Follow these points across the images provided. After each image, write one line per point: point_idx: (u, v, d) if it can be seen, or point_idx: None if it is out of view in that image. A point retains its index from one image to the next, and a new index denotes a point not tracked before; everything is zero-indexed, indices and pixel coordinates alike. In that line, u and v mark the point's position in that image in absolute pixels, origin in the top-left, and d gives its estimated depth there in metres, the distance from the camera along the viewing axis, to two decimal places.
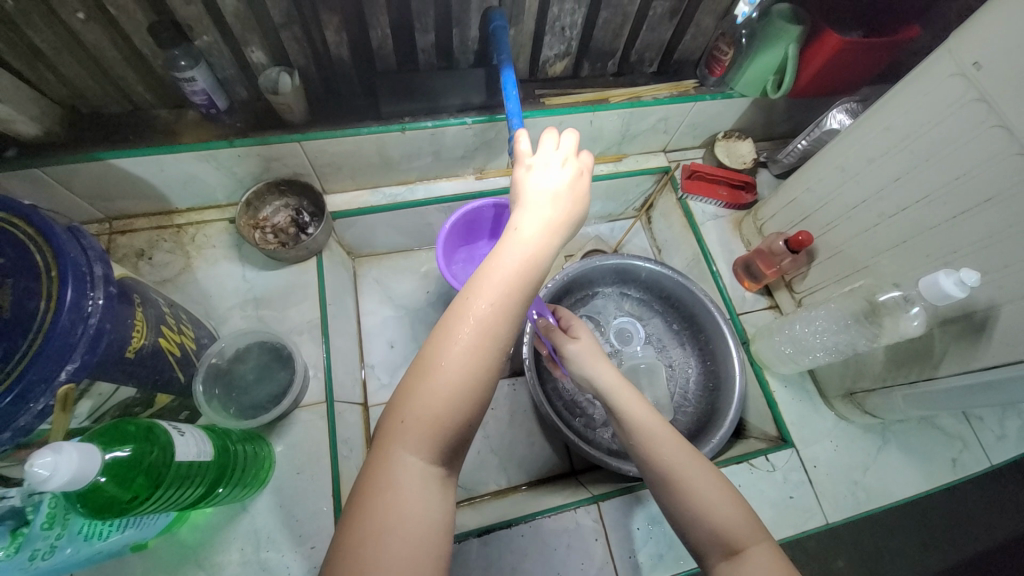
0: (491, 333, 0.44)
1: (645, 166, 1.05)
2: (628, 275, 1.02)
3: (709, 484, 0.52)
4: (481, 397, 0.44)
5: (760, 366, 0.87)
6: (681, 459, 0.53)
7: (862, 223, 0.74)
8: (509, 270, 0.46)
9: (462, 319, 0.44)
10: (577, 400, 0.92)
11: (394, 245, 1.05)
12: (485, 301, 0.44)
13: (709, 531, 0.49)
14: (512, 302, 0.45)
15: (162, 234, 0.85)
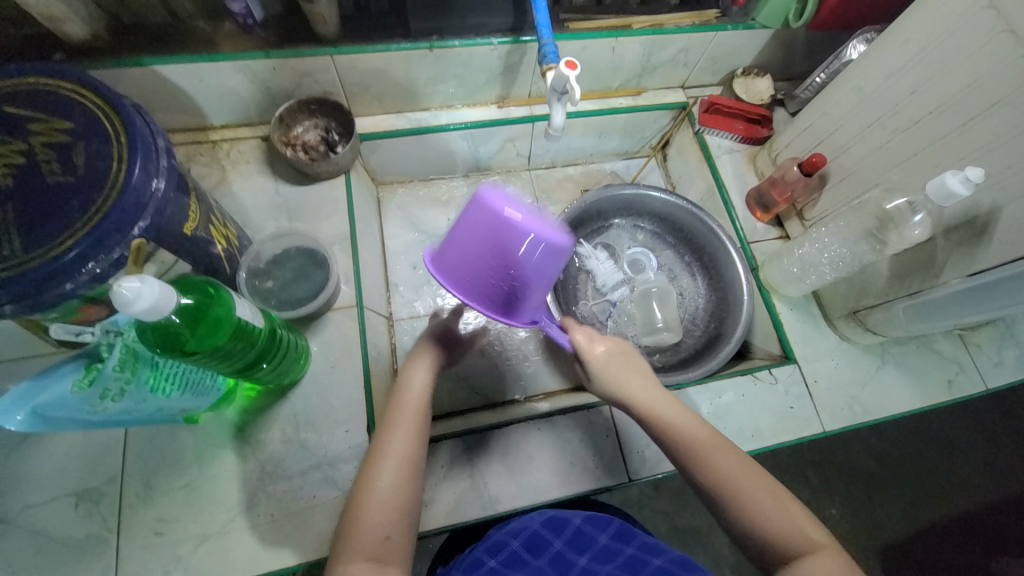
0: (406, 459, 0.59)
1: (664, 101, 1.07)
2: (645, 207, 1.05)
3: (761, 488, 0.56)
4: (406, 499, 0.57)
5: (768, 291, 0.91)
6: (733, 462, 0.58)
7: (875, 143, 0.76)
8: (410, 399, 0.64)
9: (375, 471, 0.58)
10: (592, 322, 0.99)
11: (416, 172, 1.09)
12: (384, 460, 0.59)
13: (769, 541, 0.54)
14: (407, 444, 0.60)
15: (199, 149, 0.89)
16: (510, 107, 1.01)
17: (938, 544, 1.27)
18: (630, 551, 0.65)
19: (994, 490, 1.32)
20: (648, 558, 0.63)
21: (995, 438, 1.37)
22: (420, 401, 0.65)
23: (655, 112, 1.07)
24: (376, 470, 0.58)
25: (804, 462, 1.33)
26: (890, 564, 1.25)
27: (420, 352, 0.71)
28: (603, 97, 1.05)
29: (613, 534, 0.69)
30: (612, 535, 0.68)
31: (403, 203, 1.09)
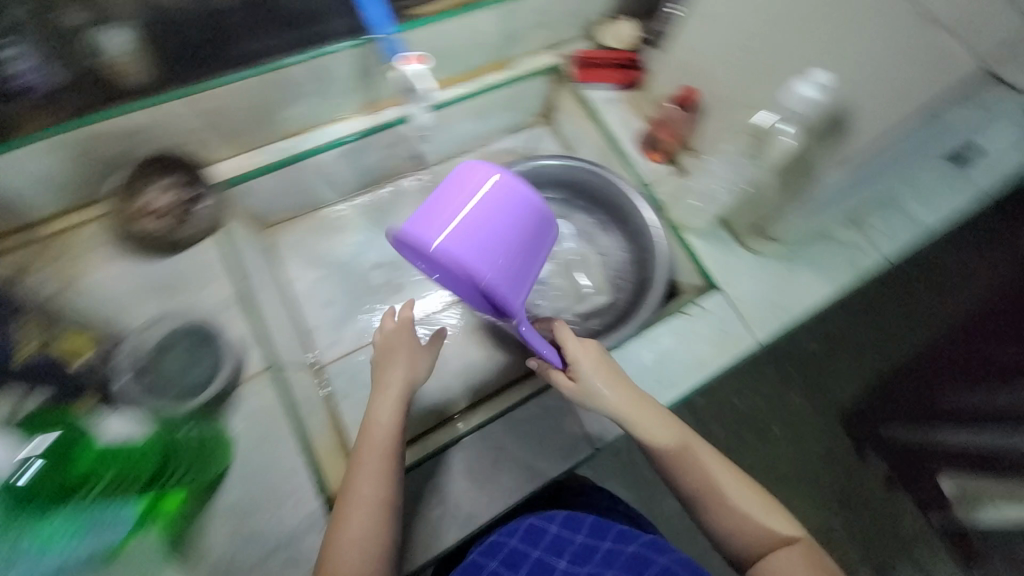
0: (375, 499, 0.64)
1: (536, 65, 1.03)
2: (545, 178, 1.04)
3: (741, 500, 0.70)
4: (382, 527, 0.64)
5: (679, 228, 0.94)
6: (709, 461, 0.72)
7: (733, 62, 0.78)
8: (375, 441, 0.68)
9: (351, 511, 0.63)
10: (526, 307, 0.99)
11: (302, 206, 0.98)
12: (361, 504, 0.63)
13: (735, 531, 0.68)
14: (377, 487, 0.65)
15: (34, 248, 0.77)
16: (382, 111, 0.92)
17: (895, 396, 1.38)
18: (606, 546, 0.73)
19: (932, 332, 1.41)
20: (623, 548, 0.72)
21: (925, 283, 1.45)
22: (388, 443, 0.69)
23: (529, 80, 1.04)
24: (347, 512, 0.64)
25: (758, 367, 1.44)
26: (849, 427, 1.42)
27: (381, 385, 0.74)
28: (475, 77, 1.00)
29: (589, 530, 0.76)
30: (587, 532, 0.76)
31: (297, 241, 0.99)
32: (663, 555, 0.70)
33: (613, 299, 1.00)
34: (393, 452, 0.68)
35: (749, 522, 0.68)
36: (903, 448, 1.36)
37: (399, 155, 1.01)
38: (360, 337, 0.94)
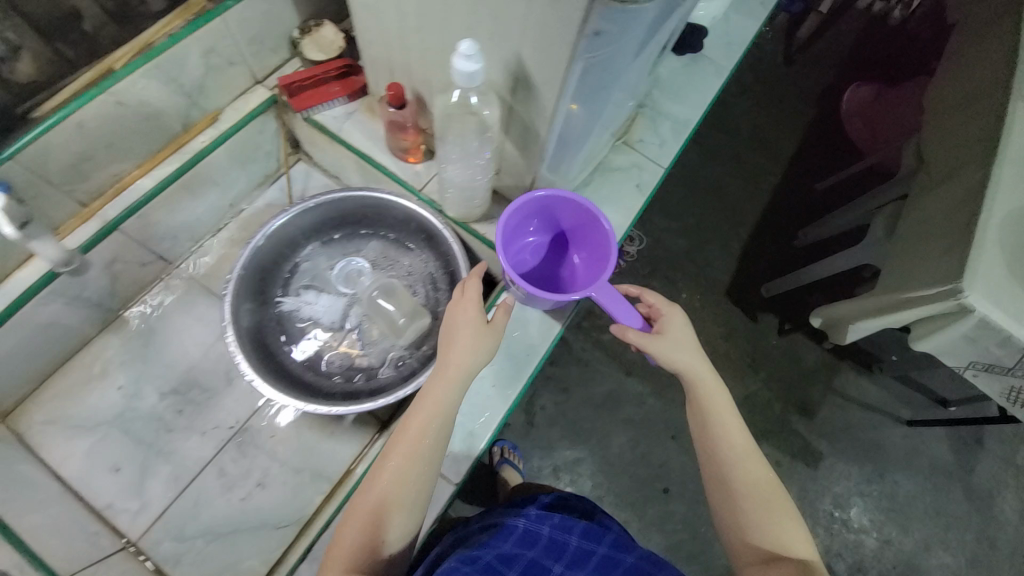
0: (380, 522, 0.57)
1: (251, 108, 0.91)
2: (311, 222, 0.93)
3: (771, 512, 0.58)
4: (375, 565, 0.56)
5: (463, 223, 0.90)
6: (741, 442, 0.62)
7: (417, 46, 0.71)
8: (403, 449, 0.60)
9: (366, 533, 0.56)
10: (348, 363, 0.91)
11: (36, 374, 0.81)
12: (355, 520, 0.58)
13: (749, 521, 0.58)
14: (387, 502, 0.58)
15: None
16: (71, 234, 0.78)
17: (757, 258, 1.45)
18: (602, 551, 0.68)
19: (761, 190, 1.51)
20: (621, 557, 0.67)
21: (741, 151, 1.55)
22: (408, 459, 0.59)
23: (249, 126, 0.91)
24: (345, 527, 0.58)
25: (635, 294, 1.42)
26: (738, 300, 1.41)
27: (447, 371, 0.62)
28: (178, 148, 0.86)
29: (581, 534, 0.71)
30: (579, 534, 0.71)
31: (50, 414, 0.82)
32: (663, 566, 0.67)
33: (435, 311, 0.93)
34: (407, 474, 0.59)
35: (773, 532, 0.57)
36: (788, 298, 1.42)
37: (131, 267, 0.86)
38: (170, 487, 0.79)
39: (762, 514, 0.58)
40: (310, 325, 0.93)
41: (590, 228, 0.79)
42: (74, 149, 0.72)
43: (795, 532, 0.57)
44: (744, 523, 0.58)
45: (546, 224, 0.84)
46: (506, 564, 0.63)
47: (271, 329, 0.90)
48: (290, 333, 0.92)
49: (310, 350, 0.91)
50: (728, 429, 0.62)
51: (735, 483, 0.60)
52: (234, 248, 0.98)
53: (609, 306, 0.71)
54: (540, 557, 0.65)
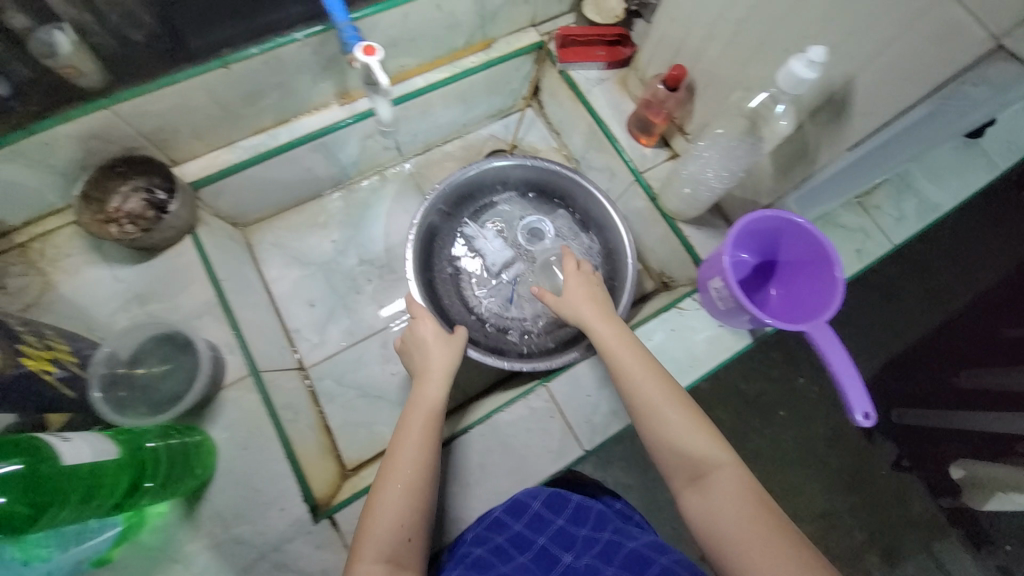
0: (412, 438, 0.65)
1: (516, 47, 0.98)
2: (520, 174, 0.99)
3: (689, 431, 0.64)
4: (418, 455, 0.64)
5: (671, 217, 0.89)
6: (665, 406, 0.66)
7: (725, 38, 0.72)
8: (421, 411, 0.69)
9: (398, 447, 0.65)
10: (488, 312, 0.97)
11: (281, 203, 0.96)
12: (400, 468, 0.63)
13: (682, 467, 0.63)
14: (424, 453, 0.64)
15: (5, 259, 0.75)
16: (355, 102, 0.90)
17: (899, 378, 1.25)
18: (607, 538, 0.67)
19: (940, 308, 1.30)
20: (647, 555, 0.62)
21: (943, 260, 1.33)
22: (434, 410, 0.69)
23: (511, 62, 0.98)
24: (391, 468, 0.63)
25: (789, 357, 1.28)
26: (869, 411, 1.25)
27: (432, 367, 0.74)
28: (452, 61, 0.95)
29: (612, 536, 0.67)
30: (591, 527, 0.69)
31: (278, 239, 0.96)
32: (664, 555, 0.62)
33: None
34: (437, 421, 0.68)
35: (697, 445, 0.63)
36: (910, 434, 1.22)
37: (377, 147, 0.97)
38: (346, 338, 0.91)
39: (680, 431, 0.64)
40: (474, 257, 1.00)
41: (816, 268, 0.76)
42: (391, 32, 0.83)
43: (708, 439, 0.63)
44: (680, 463, 0.63)
45: (764, 247, 0.82)
46: (515, 550, 0.66)
47: (441, 243, 0.98)
48: (456, 256, 1.00)
49: (462, 278, 0.98)
50: (626, 359, 0.70)
51: (664, 416, 0.65)
52: (451, 163, 1.07)
53: (824, 351, 0.70)
54: (548, 546, 0.67)
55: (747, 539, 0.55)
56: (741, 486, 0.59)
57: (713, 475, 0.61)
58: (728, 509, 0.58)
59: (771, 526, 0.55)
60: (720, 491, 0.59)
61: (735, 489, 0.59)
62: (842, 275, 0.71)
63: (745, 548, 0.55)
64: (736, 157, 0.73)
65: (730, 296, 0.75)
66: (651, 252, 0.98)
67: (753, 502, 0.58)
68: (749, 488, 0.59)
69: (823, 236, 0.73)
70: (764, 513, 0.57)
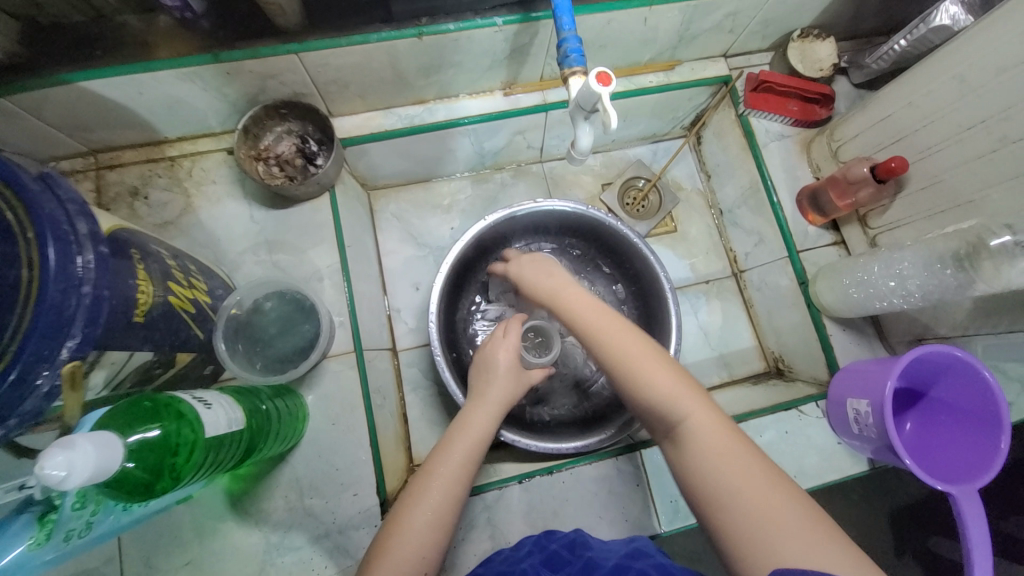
0: (454, 466, 0.57)
1: (700, 75, 0.88)
2: (583, 230, 0.90)
3: (653, 372, 0.53)
4: (456, 485, 0.56)
5: (818, 310, 0.80)
6: (632, 356, 0.55)
7: (973, 150, 0.62)
8: (459, 457, 0.58)
9: (433, 473, 0.57)
10: None
11: (412, 175, 0.93)
12: (416, 519, 0.53)
13: (655, 415, 0.53)
14: (450, 498, 0.55)
15: (155, 169, 0.75)
16: (519, 94, 0.84)
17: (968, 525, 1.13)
18: (586, 555, 0.58)
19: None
20: (633, 564, 0.54)
21: None
22: (470, 463, 0.58)
23: (689, 91, 0.90)
24: (405, 518, 0.54)
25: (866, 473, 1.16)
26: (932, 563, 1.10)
27: (488, 398, 0.64)
28: (629, 74, 0.87)
29: (625, 554, 0.57)
30: (569, 550, 0.60)
31: (400, 210, 0.94)
32: (642, 561, 0.55)
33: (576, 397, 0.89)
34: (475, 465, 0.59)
35: (666, 391, 0.52)
36: (938, 568, 1.10)
37: (521, 144, 0.93)
38: None
39: (646, 387, 0.53)
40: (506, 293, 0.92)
41: (976, 426, 0.67)
42: (587, 35, 0.75)
43: (671, 380, 0.53)
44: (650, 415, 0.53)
45: (917, 378, 0.73)
46: (511, 561, 0.60)
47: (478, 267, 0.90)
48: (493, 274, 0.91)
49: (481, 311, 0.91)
50: (584, 313, 0.61)
51: (636, 369, 0.54)
52: (587, 177, 1.01)
53: (964, 519, 0.62)
54: (532, 564, 0.58)
55: (739, 491, 0.46)
56: (716, 430, 0.49)
57: (687, 431, 0.50)
58: (706, 463, 0.48)
59: (750, 492, 0.45)
60: (693, 448, 0.50)
61: (708, 438, 0.49)
62: (1008, 449, 0.63)
63: (732, 509, 0.45)
64: (939, 282, 0.64)
65: (873, 426, 0.67)
66: (775, 334, 0.90)
67: (729, 449, 0.48)
68: (718, 445, 0.49)
69: (1004, 397, 0.64)
70: (748, 456, 0.48)
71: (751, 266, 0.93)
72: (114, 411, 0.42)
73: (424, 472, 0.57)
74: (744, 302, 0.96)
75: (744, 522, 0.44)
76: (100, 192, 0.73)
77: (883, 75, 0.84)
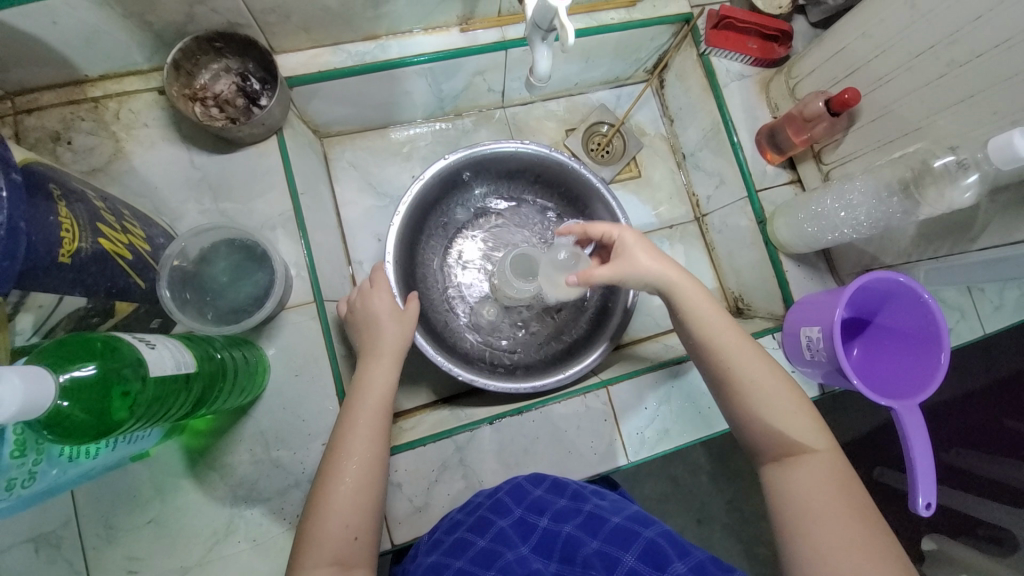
0: (370, 420, 0.58)
1: (662, 13, 0.86)
2: (544, 173, 0.88)
3: (786, 396, 0.57)
4: (378, 435, 0.58)
5: (775, 247, 0.82)
6: (762, 377, 0.58)
7: (921, 78, 0.64)
8: (371, 397, 0.60)
9: (351, 429, 0.57)
10: (450, 294, 0.89)
11: (367, 121, 0.89)
12: (346, 462, 0.55)
13: (772, 432, 0.56)
14: (374, 446, 0.57)
15: (77, 111, 0.68)
16: (476, 31, 0.80)
17: None
18: (590, 508, 0.59)
19: (981, 375, 1.17)
20: (637, 530, 0.56)
21: None
22: (383, 399, 0.60)
23: (652, 29, 0.87)
24: (330, 480, 0.54)
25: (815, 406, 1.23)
26: (871, 492, 1.17)
27: (381, 346, 0.65)
28: (590, 11, 0.84)
29: (628, 517, 0.58)
30: (570, 497, 0.61)
31: (356, 159, 0.90)
32: (648, 528, 0.56)
33: (539, 341, 0.89)
34: (389, 410, 0.60)
35: (794, 421, 0.56)
36: (881, 491, 1.17)
37: (482, 86, 0.89)
38: None
39: (783, 419, 0.56)
40: (492, 231, 0.92)
41: (918, 346, 0.72)
42: None
43: (805, 415, 0.56)
44: (766, 431, 0.56)
45: (863, 305, 0.77)
46: (494, 514, 0.60)
47: (454, 204, 0.90)
48: (459, 224, 0.91)
49: (456, 246, 0.91)
50: (714, 322, 0.61)
51: (761, 389, 0.57)
52: (550, 123, 0.99)
53: (906, 430, 0.67)
54: (525, 516, 0.59)
55: (839, 520, 0.49)
56: (835, 472, 0.53)
57: (806, 457, 0.54)
58: (818, 492, 0.52)
59: (863, 526, 0.49)
60: (809, 474, 0.53)
61: (827, 475, 0.53)
62: (947, 363, 0.67)
63: (821, 531, 0.49)
64: (887, 209, 0.67)
65: (824, 350, 0.71)
66: (735, 274, 0.93)
67: (843, 491, 0.52)
68: (834, 481, 0.52)
69: (942, 316, 0.68)
70: (858, 504, 0.51)
71: (713, 209, 0.94)
72: (38, 352, 0.39)
73: (337, 430, 0.58)
74: (706, 246, 0.98)
75: (839, 549, 0.48)
76: (17, 138, 0.66)
77: (838, 12, 0.85)
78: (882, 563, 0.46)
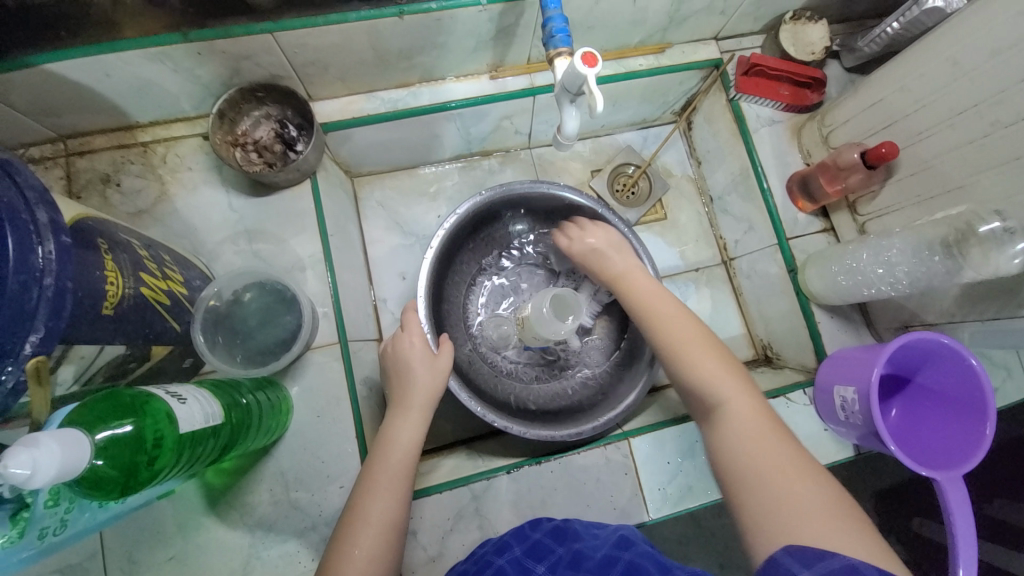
0: (391, 481, 0.58)
1: (691, 59, 0.86)
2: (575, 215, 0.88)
3: (703, 353, 0.58)
4: (396, 498, 0.57)
5: (807, 297, 0.79)
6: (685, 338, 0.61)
7: (962, 136, 0.62)
8: (394, 457, 0.60)
9: (372, 490, 0.57)
10: (474, 332, 0.90)
11: (398, 161, 0.91)
12: (363, 525, 0.55)
13: (693, 391, 0.57)
14: (392, 511, 0.56)
15: (126, 155, 0.72)
16: (506, 78, 0.82)
17: None
18: (579, 544, 0.58)
19: None
20: (618, 553, 0.55)
21: None
22: (408, 458, 0.61)
23: (680, 74, 0.87)
24: (346, 544, 0.54)
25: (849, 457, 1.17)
26: (911, 552, 1.10)
27: (410, 401, 0.65)
28: (619, 57, 0.84)
29: (613, 544, 0.57)
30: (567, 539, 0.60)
31: (384, 197, 0.92)
32: (628, 551, 0.55)
33: (563, 383, 0.88)
34: (412, 470, 0.60)
35: (712, 374, 0.57)
36: (921, 551, 1.10)
37: (509, 129, 0.91)
38: None
39: (702, 373, 0.57)
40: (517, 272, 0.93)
41: (960, 412, 0.68)
42: (575, 14, 0.72)
43: (723, 368, 0.57)
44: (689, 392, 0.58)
45: (901, 364, 0.73)
46: (495, 553, 0.59)
47: (483, 243, 0.91)
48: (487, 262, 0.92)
49: (482, 285, 0.92)
50: (646, 294, 0.67)
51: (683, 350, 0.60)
52: (576, 163, 0.99)
53: (949, 504, 0.62)
54: (523, 557, 0.57)
55: (756, 471, 0.49)
56: (754, 421, 0.53)
57: (724, 407, 0.54)
58: (739, 445, 0.51)
59: (784, 477, 0.48)
60: (728, 424, 0.53)
61: (748, 425, 0.52)
62: (992, 435, 0.64)
63: (747, 492, 0.49)
64: (927, 269, 0.64)
65: (860, 413, 0.67)
66: (764, 322, 0.90)
67: (766, 441, 0.51)
68: (751, 426, 0.52)
69: (988, 383, 0.64)
70: (780, 454, 0.50)
71: (741, 253, 0.92)
72: (77, 410, 0.40)
73: (359, 489, 0.58)
74: (734, 290, 0.96)
75: (761, 505, 0.47)
76: (70, 179, 0.70)
77: (875, 59, 0.83)
78: (802, 511, 0.45)
